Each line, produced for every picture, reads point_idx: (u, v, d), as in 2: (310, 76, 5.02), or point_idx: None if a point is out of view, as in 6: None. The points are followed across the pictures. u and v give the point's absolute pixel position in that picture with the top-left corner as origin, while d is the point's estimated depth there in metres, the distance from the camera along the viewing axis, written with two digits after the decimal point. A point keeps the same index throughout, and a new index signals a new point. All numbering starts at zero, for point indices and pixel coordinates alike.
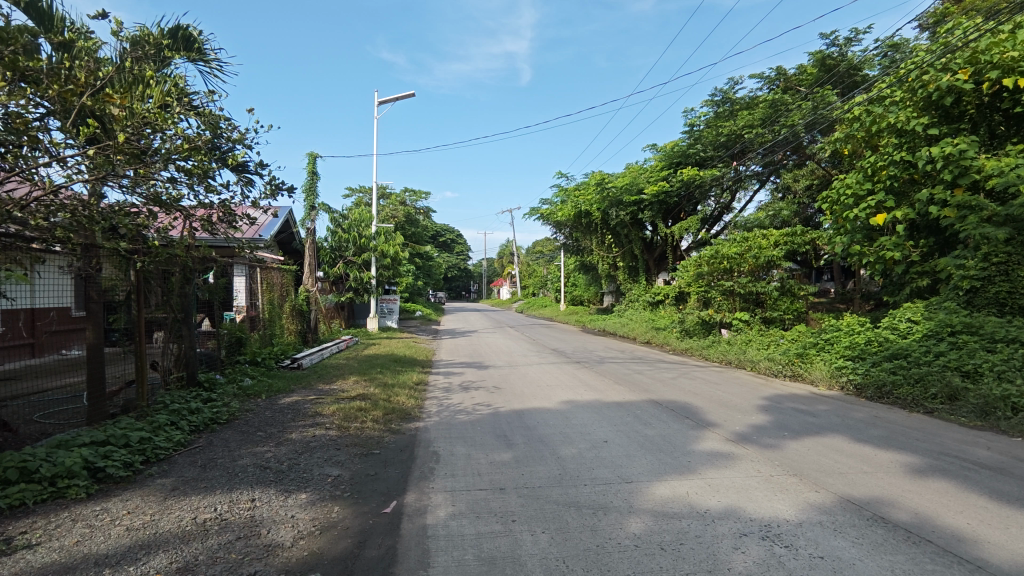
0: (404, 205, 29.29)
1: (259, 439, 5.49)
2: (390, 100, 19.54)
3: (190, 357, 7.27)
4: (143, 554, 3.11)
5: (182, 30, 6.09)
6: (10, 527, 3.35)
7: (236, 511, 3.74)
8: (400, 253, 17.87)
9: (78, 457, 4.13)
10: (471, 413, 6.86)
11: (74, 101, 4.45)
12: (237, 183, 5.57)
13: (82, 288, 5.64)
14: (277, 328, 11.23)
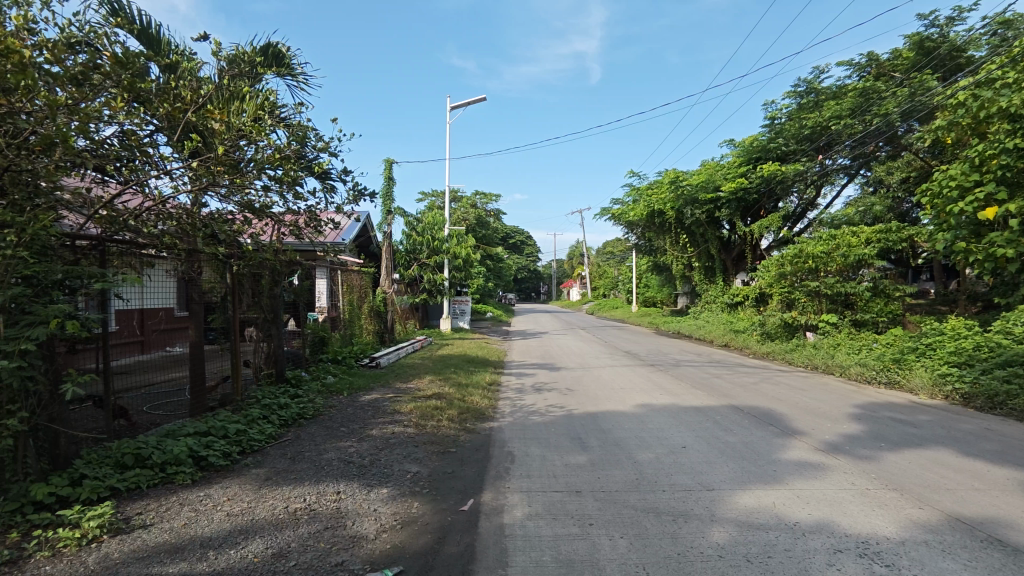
0: (475, 208, 29.82)
1: (342, 434, 5.74)
2: (462, 105, 19.96)
3: (279, 355, 7.70)
4: (242, 539, 3.32)
5: (272, 47, 6.50)
6: (128, 508, 3.68)
7: (323, 502, 3.93)
8: (472, 255, 18.16)
9: (185, 446, 4.48)
10: (545, 415, 6.86)
11: (180, 117, 4.87)
12: (322, 190, 5.85)
13: (185, 290, 6.11)
14: (356, 328, 11.70)
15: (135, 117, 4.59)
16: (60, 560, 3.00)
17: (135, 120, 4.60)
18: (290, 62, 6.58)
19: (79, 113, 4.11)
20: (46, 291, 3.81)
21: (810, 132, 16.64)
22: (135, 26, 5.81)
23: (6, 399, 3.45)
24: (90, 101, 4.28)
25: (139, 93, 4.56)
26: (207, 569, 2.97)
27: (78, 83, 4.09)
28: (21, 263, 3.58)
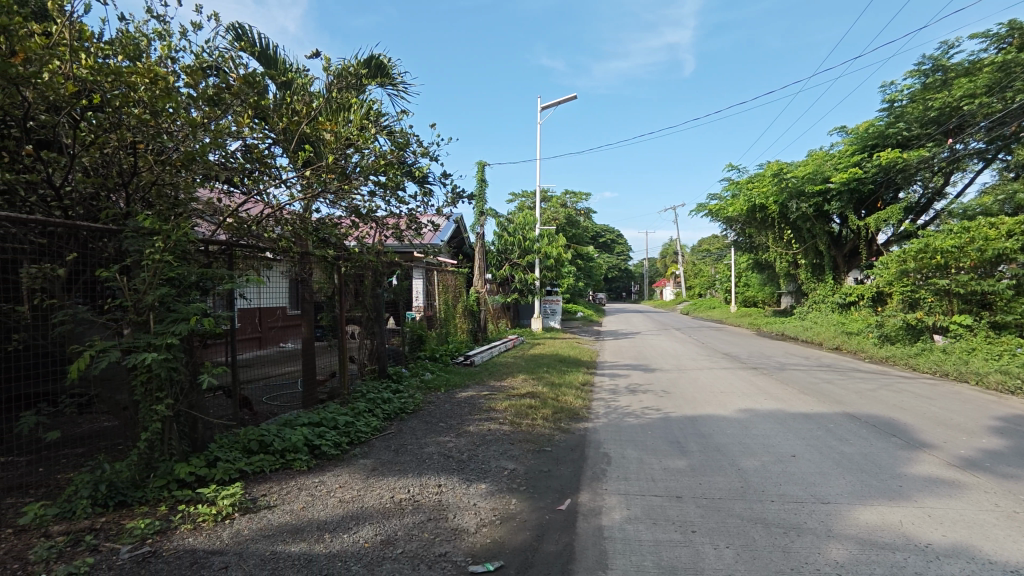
0: (566, 207, 29.76)
1: (441, 429, 5.94)
2: (553, 105, 19.98)
3: (382, 352, 8.09)
4: (354, 524, 3.53)
5: (374, 58, 6.91)
6: (255, 489, 4.03)
7: (426, 494, 4.09)
8: (563, 254, 18.12)
9: (301, 435, 4.84)
10: (641, 417, 6.72)
11: (296, 130, 5.27)
12: (421, 194, 6.10)
13: (298, 289, 6.53)
14: (451, 327, 12.06)
15: (258, 132, 5.02)
16: (200, 533, 3.33)
17: (257, 135, 5.03)
18: (391, 72, 6.94)
19: (212, 130, 4.55)
20: (186, 291, 4.23)
21: (937, 113, 15.10)
22: (257, 48, 6.40)
23: (155, 386, 3.89)
24: (221, 119, 4.74)
25: (261, 110, 4.99)
26: (325, 550, 3.18)
27: (211, 103, 4.54)
28: (166, 267, 4.01)
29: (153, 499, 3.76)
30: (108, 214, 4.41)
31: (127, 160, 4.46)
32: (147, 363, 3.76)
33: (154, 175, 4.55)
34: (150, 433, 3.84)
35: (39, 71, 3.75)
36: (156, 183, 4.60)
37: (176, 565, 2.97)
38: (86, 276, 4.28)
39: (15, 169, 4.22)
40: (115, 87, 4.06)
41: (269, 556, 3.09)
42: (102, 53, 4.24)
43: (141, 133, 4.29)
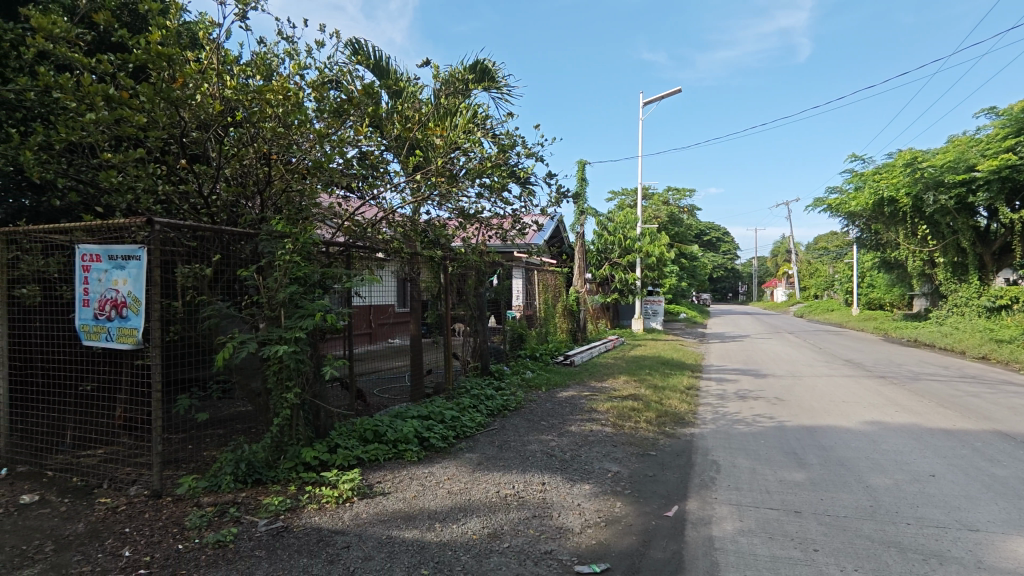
0: (667, 205, 28.85)
1: (543, 427, 5.99)
2: (656, 100, 19.40)
3: (484, 349, 8.31)
4: (463, 516, 3.65)
5: (480, 62, 7.10)
6: (372, 476, 4.29)
7: (531, 491, 4.14)
8: (666, 253, 17.56)
9: (412, 427, 5.09)
10: (752, 424, 6.38)
11: (408, 136, 5.53)
12: (525, 195, 6.19)
13: (406, 288, 6.84)
14: (552, 326, 12.13)
15: (373, 140, 5.34)
16: (325, 514, 3.60)
17: (372, 142, 5.34)
18: (496, 75, 7.10)
19: (334, 140, 4.91)
20: (312, 289, 4.58)
21: None
22: (370, 59, 6.84)
23: (285, 375, 4.25)
24: (342, 129, 5.08)
25: (377, 120, 5.31)
26: (436, 539, 3.31)
27: (334, 114, 4.88)
28: (295, 266, 4.36)
29: (284, 480, 4.11)
30: (246, 219, 4.88)
31: (261, 171, 4.94)
32: (279, 354, 4.13)
33: (285, 183, 4.99)
34: (281, 418, 4.21)
35: (193, 93, 4.25)
36: (286, 190, 5.04)
37: (305, 541, 3.23)
38: (227, 274, 4.76)
39: (171, 181, 4.78)
40: (253, 104, 4.49)
41: (386, 540, 3.27)
42: (242, 74, 4.71)
43: (276, 145, 4.72)
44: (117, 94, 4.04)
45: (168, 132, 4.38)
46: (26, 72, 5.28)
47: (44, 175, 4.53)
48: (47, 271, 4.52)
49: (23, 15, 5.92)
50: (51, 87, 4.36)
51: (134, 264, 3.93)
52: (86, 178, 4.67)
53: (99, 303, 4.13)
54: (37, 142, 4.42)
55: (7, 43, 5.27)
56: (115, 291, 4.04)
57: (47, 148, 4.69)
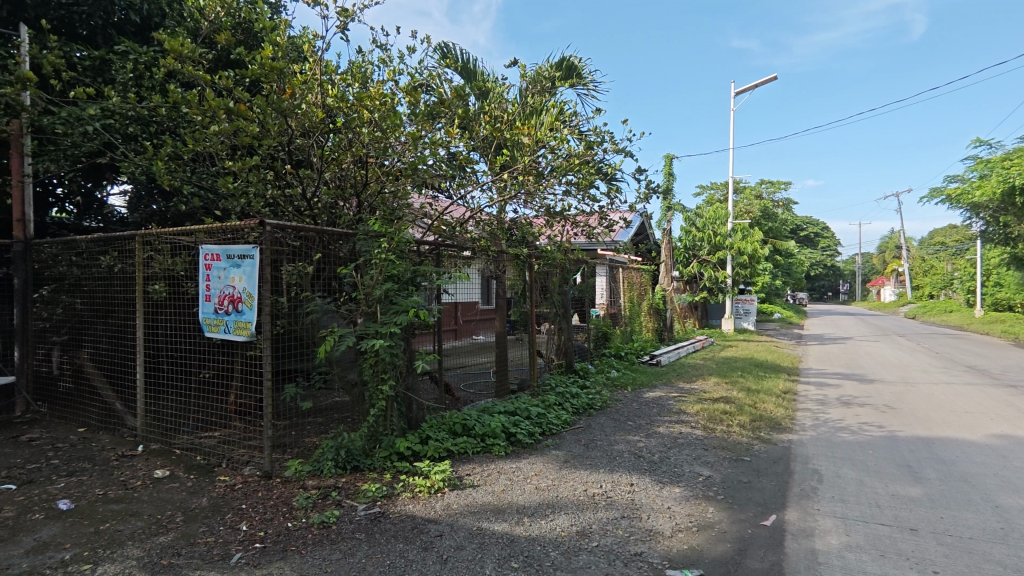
0: (760, 199, 27.39)
1: (630, 427, 5.89)
2: (749, 89, 18.41)
3: (569, 347, 8.30)
4: (551, 512, 3.67)
5: (566, 59, 7.10)
6: (461, 468, 4.41)
7: (619, 492, 4.09)
8: (760, 250, 16.69)
9: (499, 422, 5.18)
10: (858, 433, 5.94)
11: (495, 136, 5.60)
12: (612, 191, 6.11)
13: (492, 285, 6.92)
14: (637, 325, 11.90)
15: (462, 141, 5.44)
16: (418, 502, 3.74)
17: (461, 143, 5.44)
18: (582, 72, 7.08)
19: (426, 142, 5.08)
20: (406, 286, 4.76)
21: None
22: (458, 63, 7.02)
23: (380, 369, 4.46)
24: (433, 132, 5.24)
25: (465, 121, 5.41)
26: (524, 533, 3.35)
27: (426, 117, 5.05)
28: (389, 265, 4.55)
29: (379, 468, 4.31)
30: (344, 220, 5.16)
31: (358, 174, 5.16)
32: (376, 349, 4.35)
33: (379, 185, 5.22)
34: (377, 409, 4.43)
35: (299, 103, 4.55)
36: (381, 192, 5.28)
37: (401, 527, 3.38)
38: (327, 272, 5.05)
39: (278, 185, 5.14)
40: (351, 111, 4.74)
41: (476, 531, 3.36)
42: (342, 82, 4.99)
43: (372, 149, 4.95)
44: (235, 107, 4.41)
45: (277, 140, 4.72)
46: (157, 90, 5.89)
47: (172, 183, 5.02)
48: (174, 269, 5.02)
49: (155, 40, 6.62)
50: (179, 103, 4.83)
51: (249, 263, 4.27)
52: (206, 185, 5.15)
53: (218, 298, 4.53)
54: (167, 153, 4.92)
55: (142, 66, 5.91)
56: (232, 287, 4.42)
57: (174, 158, 5.21)
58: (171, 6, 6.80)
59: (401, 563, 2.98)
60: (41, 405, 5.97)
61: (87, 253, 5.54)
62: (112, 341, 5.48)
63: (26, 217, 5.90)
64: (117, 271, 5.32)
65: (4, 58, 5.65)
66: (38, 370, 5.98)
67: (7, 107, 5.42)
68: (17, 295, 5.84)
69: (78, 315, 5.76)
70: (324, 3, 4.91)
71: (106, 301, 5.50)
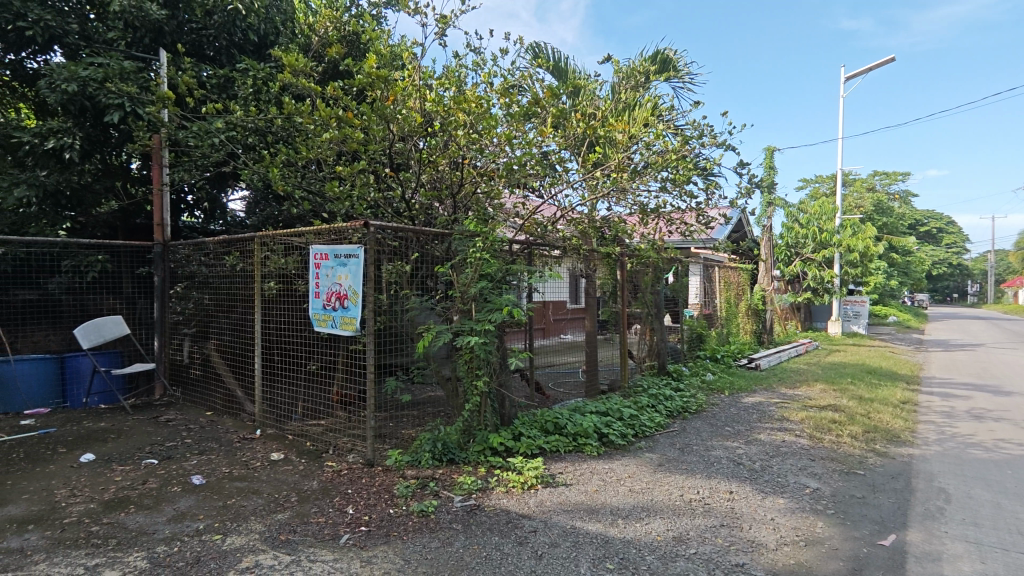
0: (874, 193, 25.24)
1: (728, 433, 5.65)
2: (863, 73, 16.95)
3: (662, 348, 8.10)
4: (645, 515, 3.60)
5: (660, 52, 6.92)
6: (553, 466, 4.43)
7: (717, 499, 3.93)
8: (874, 247, 15.40)
9: (591, 422, 5.14)
10: (994, 451, 5.33)
11: (587, 134, 5.53)
12: (710, 187, 5.89)
13: (574, 280, 6.79)
14: (734, 326, 11.38)
15: (554, 140, 5.43)
16: (512, 497, 3.81)
17: (553, 142, 5.43)
18: (677, 65, 6.89)
19: (520, 142, 5.14)
20: (500, 284, 4.84)
21: None
22: (550, 62, 7.06)
23: (475, 365, 4.58)
24: (527, 132, 5.28)
25: (558, 120, 5.40)
26: (619, 535, 3.31)
27: (520, 116, 5.10)
28: (483, 263, 4.66)
29: (474, 461, 4.42)
30: (440, 220, 5.33)
31: (453, 176, 5.29)
32: (471, 345, 4.46)
33: (473, 186, 5.33)
34: (471, 404, 4.55)
35: (400, 109, 4.76)
36: (475, 193, 5.40)
37: (496, 521, 3.45)
38: (423, 270, 5.23)
39: (380, 188, 5.41)
40: (448, 114, 4.88)
41: (570, 530, 3.36)
42: (439, 87, 5.17)
43: (467, 151, 5.06)
44: (344, 115, 4.72)
45: (379, 145, 4.96)
46: (273, 103, 6.40)
47: (285, 188, 5.44)
48: (287, 268, 5.43)
49: (271, 56, 7.19)
50: (293, 114, 5.24)
51: (354, 262, 4.52)
52: (315, 189, 5.51)
53: (326, 295, 4.83)
54: (281, 161, 5.36)
55: (260, 81, 6.44)
56: (339, 285, 4.70)
57: (288, 164, 5.62)
58: (285, 25, 7.37)
59: (497, 555, 3.04)
60: (176, 390, 6.66)
61: (214, 253, 6.15)
62: (234, 333, 6.00)
63: (164, 222, 6.58)
64: (238, 269, 5.82)
65: (147, 80, 6.36)
66: (173, 358, 6.68)
67: (150, 124, 6.10)
68: (157, 292, 6.56)
69: (205, 310, 6.36)
70: (423, 12, 5.11)
71: (229, 296, 6.03)
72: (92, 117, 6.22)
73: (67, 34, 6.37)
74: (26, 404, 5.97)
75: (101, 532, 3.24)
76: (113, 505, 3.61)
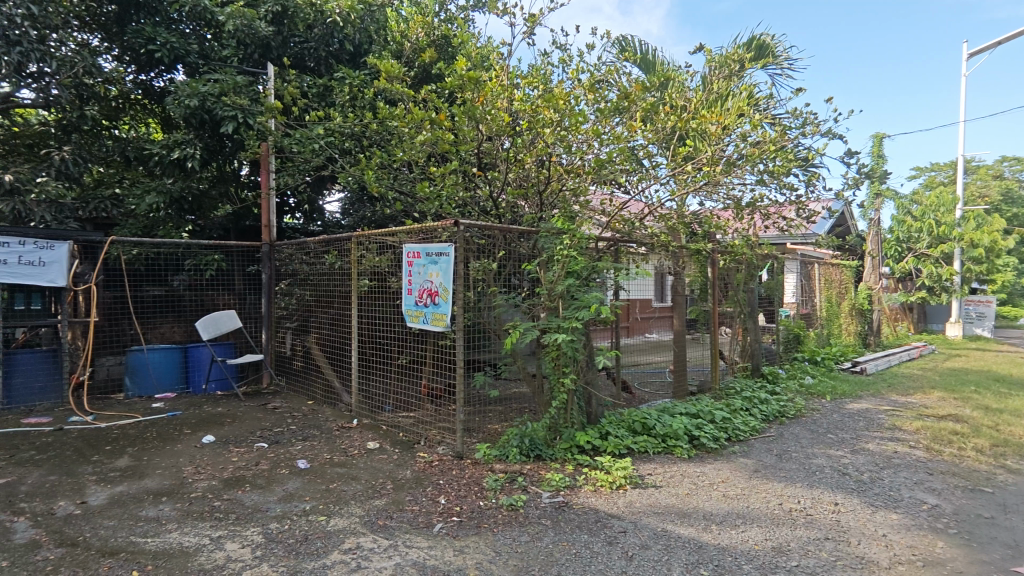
0: (1001, 181, 22.71)
1: (831, 441, 5.29)
2: (989, 48, 15.24)
3: (756, 349, 7.73)
4: (741, 523, 3.45)
5: (756, 39, 6.62)
6: (642, 467, 4.35)
7: (820, 510, 3.70)
8: (1002, 241, 13.86)
9: (682, 424, 5.00)
10: None
11: (677, 128, 5.36)
12: (812, 179, 5.55)
13: (661, 280, 6.57)
14: (835, 327, 10.66)
15: (642, 135, 5.26)
16: (600, 496, 3.78)
17: (641, 137, 5.29)
18: (775, 51, 6.54)
19: (609, 138, 5.06)
20: (587, 281, 4.79)
21: None
22: (637, 55, 6.93)
23: (562, 363, 4.59)
24: (615, 127, 5.20)
25: (647, 114, 5.27)
26: (713, 541, 3.20)
27: (609, 111, 5.01)
28: (571, 261, 4.64)
29: (561, 459, 4.43)
30: (527, 218, 5.37)
31: (540, 174, 5.31)
32: (558, 342, 4.46)
33: (559, 183, 5.33)
34: (559, 402, 4.56)
35: (489, 109, 4.85)
36: (562, 190, 5.39)
37: (584, 519, 3.44)
38: (509, 268, 5.28)
39: (468, 188, 5.54)
40: (536, 113, 4.90)
41: (661, 533, 3.29)
42: (526, 86, 5.20)
43: (555, 148, 5.04)
44: (436, 118, 4.93)
45: (468, 145, 5.08)
46: (368, 108, 6.71)
47: (380, 190, 5.70)
48: (381, 266, 5.69)
49: (366, 64, 7.53)
50: (387, 118, 5.47)
51: (444, 260, 4.65)
52: (407, 190, 5.73)
53: (419, 291, 5.01)
54: (377, 164, 5.61)
55: (356, 88, 6.78)
56: (430, 282, 4.86)
57: (381, 167, 5.87)
58: (378, 33, 7.68)
59: (587, 553, 3.03)
60: (281, 379, 7.16)
61: (315, 252, 6.55)
62: (332, 327, 6.35)
63: (270, 223, 7.08)
64: (337, 267, 6.16)
65: (257, 93, 6.87)
66: (278, 350, 7.19)
67: (259, 132, 6.60)
68: (265, 288, 7.08)
69: (307, 305, 6.79)
70: (512, 12, 5.17)
71: (328, 293, 6.39)
72: (210, 129, 6.79)
73: (188, 54, 6.99)
74: (156, 389, 6.66)
75: (223, 507, 3.56)
76: (231, 484, 3.95)
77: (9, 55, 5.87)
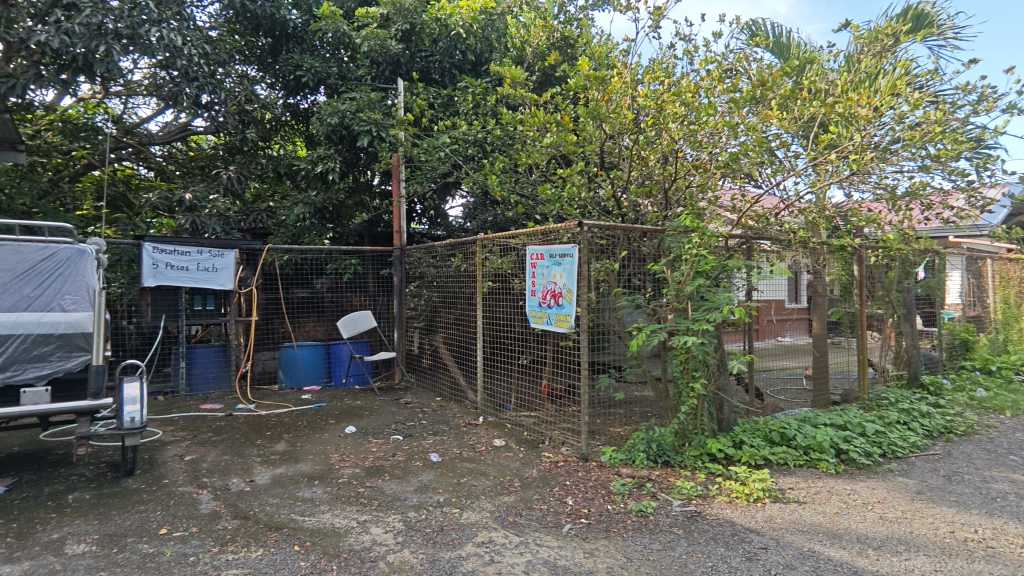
0: None
1: (1016, 463, 4.57)
2: None
3: (913, 356, 6.90)
4: (904, 550, 3.09)
5: (910, 9, 5.96)
6: (782, 480, 4.05)
7: (1005, 542, 3.21)
8: None
9: (827, 436, 4.58)
10: None
11: (818, 115, 4.95)
12: (987, 161, 4.86)
13: (796, 281, 6.01)
14: (1015, 333, 9.22)
15: (779, 124, 4.90)
16: (736, 509, 3.58)
17: (778, 126, 4.93)
18: (936, 20, 5.83)
19: (742, 129, 4.79)
20: (717, 281, 4.56)
21: None
22: (770, 39, 6.50)
23: (691, 366, 4.42)
24: (746, 118, 4.92)
25: (783, 101, 4.93)
26: (870, 567, 2.90)
27: (743, 101, 4.71)
28: (701, 261, 4.43)
29: (691, 466, 4.26)
30: (651, 217, 5.24)
31: (665, 171, 5.15)
32: (687, 346, 4.29)
33: (685, 179, 5.14)
34: (688, 407, 4.39)
35: (614, 107, 4.85)
36: (688, 187, 5.20)
37: (720, 531, 3.27)
38: (632, 269, 5.15)
39: (590, 189, 5.52)
40: (661, 108, 4.76)
41: (808, 553, 3.04)
42: (650, 81, 5.08)
43: (681, 143, 4.87)
44: (561, 120, 5.10)
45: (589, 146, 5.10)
46: (491, 114, 6.93)
47: (503, 194, 5.86)
48: (504, 267, 5.86)
49: (487, 72, 7.79)
50: (510, 123, 5.60)
51: (568, 261, 4.66)
52: (529, 193, 5.82)
53: (542, 293, 5.06)
54: (500, 168, 5.78)
55: (479, 96, 7.02)
56: (554, 283, 4.89)
57: (504, 171, 6.03)
58: (499, 41, 7.91)
59: (724, 567, 2.88)
60: (411, 376, 7.61)
61: (441, 255, 6.88)
62: (457, 327, 6.63)
63: (400, 228, 7.55)
64: (462, 269, 6.42)
65: (389, 107, 7.34)
66: (408, 348, 7.64)
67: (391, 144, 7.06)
68: (397, 290, 7.58)
69: (433, 306, 7.15)
70: (635, 7, 5.08)
71: (454, 294, 6.68)
72: (348, 144, 7.35)
73: (330, 76, 7.66)
74: (304, 382, 7.35)
75: (366, 493, 3.84)
76: (373, 472, 4.25)
77: (188, 88, 6.70)
